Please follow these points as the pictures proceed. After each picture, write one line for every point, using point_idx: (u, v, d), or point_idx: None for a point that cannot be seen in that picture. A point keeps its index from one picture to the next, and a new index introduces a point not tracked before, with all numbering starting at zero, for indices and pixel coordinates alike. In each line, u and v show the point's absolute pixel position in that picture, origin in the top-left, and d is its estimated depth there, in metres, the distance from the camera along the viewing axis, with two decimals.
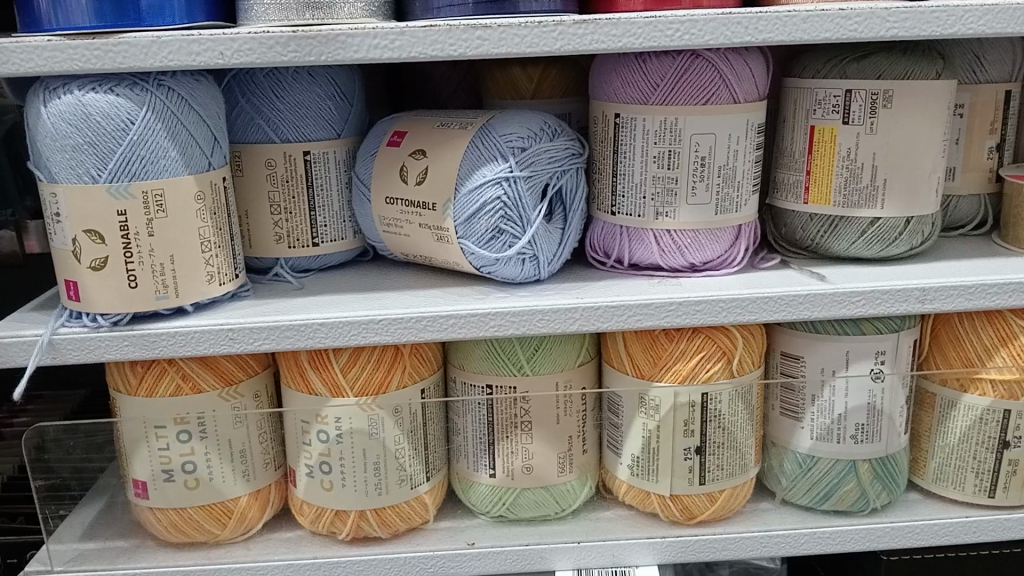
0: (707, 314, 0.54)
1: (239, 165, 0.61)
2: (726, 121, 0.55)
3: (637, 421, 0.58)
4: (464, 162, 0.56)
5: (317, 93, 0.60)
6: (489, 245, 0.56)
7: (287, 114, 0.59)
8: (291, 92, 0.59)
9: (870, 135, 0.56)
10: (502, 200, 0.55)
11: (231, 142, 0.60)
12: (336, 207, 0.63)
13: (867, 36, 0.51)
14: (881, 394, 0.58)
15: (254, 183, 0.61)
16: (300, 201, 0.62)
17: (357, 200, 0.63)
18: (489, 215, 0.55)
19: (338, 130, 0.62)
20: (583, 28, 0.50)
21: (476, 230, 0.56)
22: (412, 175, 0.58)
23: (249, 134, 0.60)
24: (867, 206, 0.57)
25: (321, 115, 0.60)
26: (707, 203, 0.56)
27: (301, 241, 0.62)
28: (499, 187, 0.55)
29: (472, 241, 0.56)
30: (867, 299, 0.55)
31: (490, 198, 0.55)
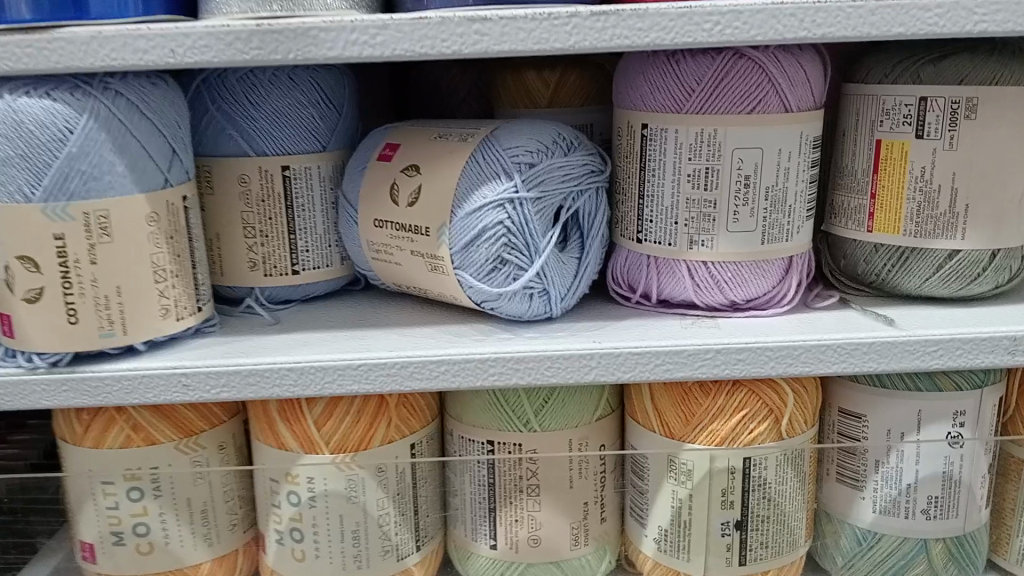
0: (750, 364, 0.45)
1: (208, 181, 0.53)
2: (775, 133, 0.46)
3: (665, 488, 0.49)
4: (462, 179, 0.47)
5: (299, 100, 0.52)
6: (489, 278, 0.47)
7: (263, 123, 0.51)
8: (267, 97, 0.51)
9: (949, 151, 0.46)
10: (504, 225, 0.46)
11: (200, 154, 0.53)
12: (320, 230, 0.55)
13: (951, 32, 0.42)
14: (959, 463, 0.48)
15: (226, 202, 0.53)
16: (278, 223, 0.54)
17: (344, 224, 0.55)
18: (490, 243, 0.46)
19: (324, 142, 0.54)
20: (602, 21, 0.41)
21: (475, 260, 0.47)
22: (403, 195, 0.50)
23: (220, 146, 0.52)
24: (945, 236, 0.47)
25: (304, 124, 0.52)
26: (752, 230, 0.47)
27: (279, 268, 0.54)
28: (502, 210, 0.46)
29: (471, 273, 0.48)
30: (945, 349, 0.45)
31: (491, 223, 0.46)
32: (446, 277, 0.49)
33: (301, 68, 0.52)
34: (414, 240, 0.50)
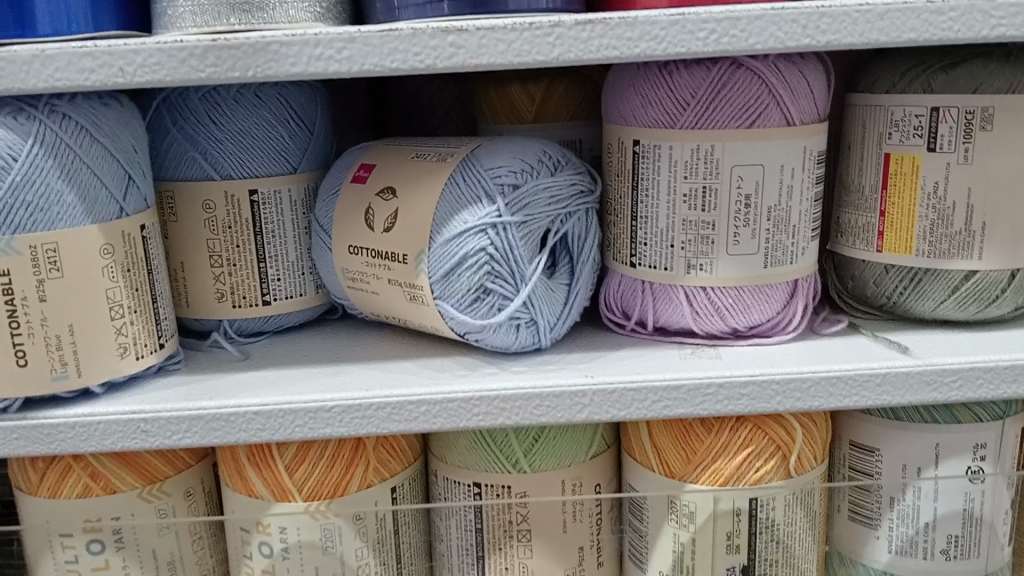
0: (755, 400, 0.42)
1: (171, 208, 0.50)
2: (777, 148, 0.42)
3: (666, 532, 0.46)
4: (441, 203, 0.44)
5: (266, 119, 0.48)
6: (472, 309, 0.44)
7: (228, 144, 0.48)
8: (232, 117, 0.47)
9: (963, 165, 0.43)
10: (488, 252, 0.43)
11: (162, 179, 0.49)
12: (292, 257, 0.52)
13: (965, 37, 0.39)
14: (980, 499, 0.45)
15: (190, 229, 0.50)
16: (247, 252, 0.50)
17: (318, 250, 0.51)
18: (472, 271, 0.43)
19: (294, 163, 0.50)
20: (588, 30, 0.38)
21: (456, 290, 0.44)
22: (379, 220, 0.46)
23: (183, 170, 0.49)
24: (960, 256, 0.44)
25: (272, 145, 0.49)
26: (754, 252, 0.44)
27: (248, 299, 0.51)
28: (484, 237, 0.43)
29: (452, 303, 0.44)
30: (964, 380, 0.42)
31: (473, 250, 0.43)
32: (426, 307, 0.45)
33: (268, 85, 0.48)
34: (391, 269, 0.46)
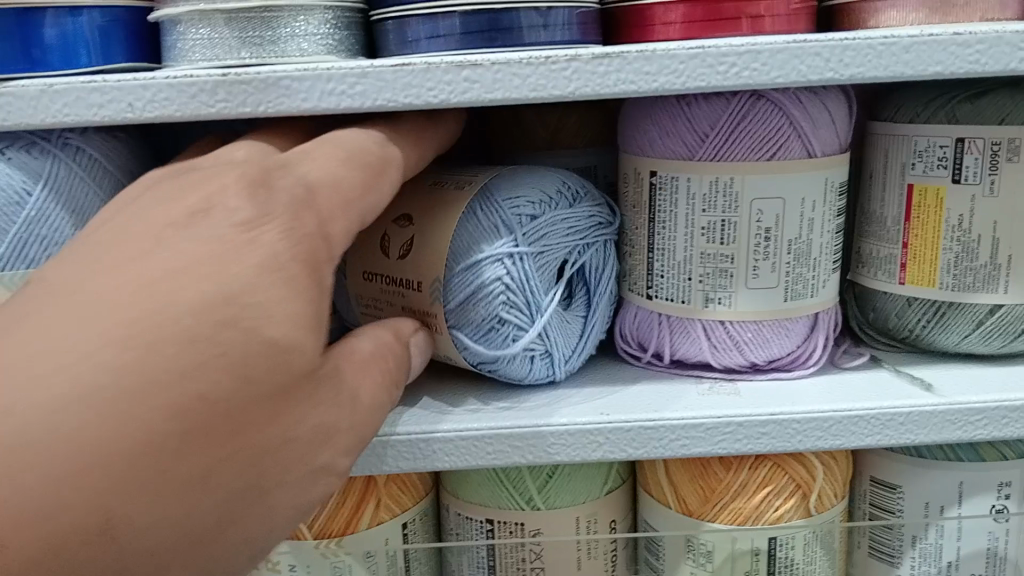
0: (775, 439, 0.41)
1: None
2: (797, 181, 0.41)
3: (683, 570, 0.45)
4: (460, 230, 0.43)
5: None
6: (487, 339, 0.43)
7: None
8: None
9: (989, 197, 0.42)
10: (503, 282, 0.42)
11: None
12: None
13: (993, 70, 0.38)
14: (1005, 538, 0.44)
15: None
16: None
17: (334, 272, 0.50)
18: (487, 302, 0.42)
19: None
20: (605, 64, 0.37)
21: (472, 319, 0.43)
22: (395, 247, 0.46)
23: None
24: (985, 290, 0.43)
25: None
26: (773, 286, 0.43)
27: None
28: (500, 267, 0.42)
29: (467, 332, 0.43)
30: (989, 418, 0.41)
31: (489, 280, 0.42)
32: (443, 338, 0.44)
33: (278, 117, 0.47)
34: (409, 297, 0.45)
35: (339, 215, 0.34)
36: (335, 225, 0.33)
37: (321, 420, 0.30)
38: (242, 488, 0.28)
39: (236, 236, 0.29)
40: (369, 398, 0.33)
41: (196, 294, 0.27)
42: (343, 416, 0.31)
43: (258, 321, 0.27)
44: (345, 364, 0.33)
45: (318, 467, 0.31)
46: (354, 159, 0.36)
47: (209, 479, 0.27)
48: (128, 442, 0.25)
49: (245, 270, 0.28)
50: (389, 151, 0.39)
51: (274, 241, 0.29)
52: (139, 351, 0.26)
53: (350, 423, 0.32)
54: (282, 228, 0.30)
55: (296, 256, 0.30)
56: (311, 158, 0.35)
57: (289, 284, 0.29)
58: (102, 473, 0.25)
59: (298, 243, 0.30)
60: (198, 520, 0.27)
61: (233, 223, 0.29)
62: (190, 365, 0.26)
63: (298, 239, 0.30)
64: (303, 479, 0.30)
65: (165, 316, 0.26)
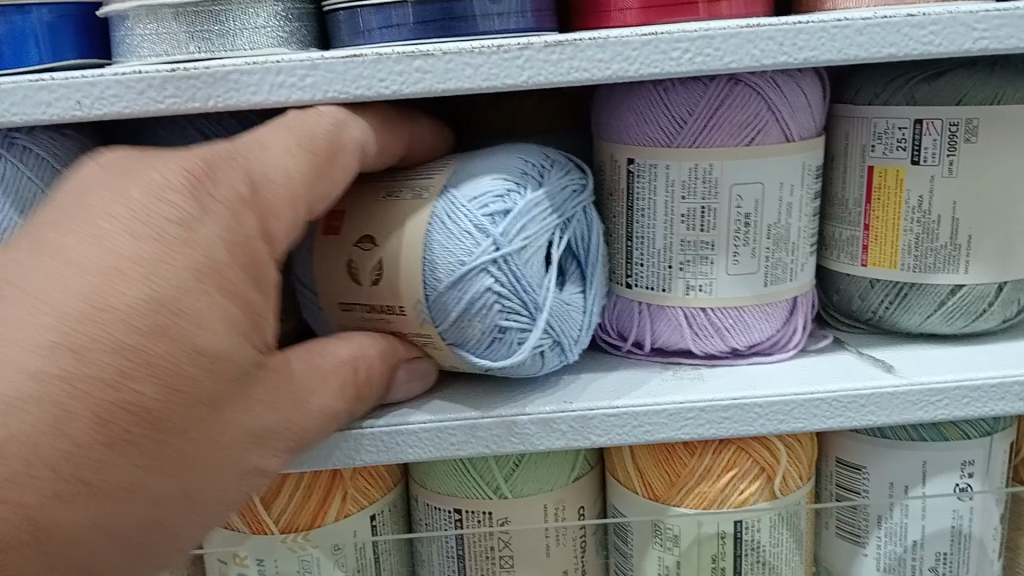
0: (738, 423, 0.41)
1: None
2: (777, 165, 0.41)
3: (650, 555, 0.45)
4: (431, 244, 0.40)
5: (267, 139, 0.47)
6: (490, 348, 0.41)
7: None
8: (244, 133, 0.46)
9: (949, 178, 0.42)
10: (494, 290, 0.39)
11: None
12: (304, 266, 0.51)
13: (948, 51, 0.38)
14: (969, 517, 0.44)
15: None
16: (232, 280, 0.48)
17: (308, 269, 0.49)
18: (480, 314, 0.39)
19: None
20: (558, 52, 0.37)
21: (470, 334, 0.40)
22: (364, 273, 0.42)
23: None
24: (945, 270, 0.43)
25: None
26: (754, 272, 0.43)
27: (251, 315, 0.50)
28: (486, 276, 0.39)
29: (470, 346, 0.41)
30: (951, 398, 0.41)
31: (478, 292, 0.39)
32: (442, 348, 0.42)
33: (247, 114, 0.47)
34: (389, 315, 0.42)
35: (284, 209, 0.35)
36: (275, 224, 0.35)
37: (260, 421, 0.34)
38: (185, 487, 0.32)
39: (176, 236, 0.31)
40: (322, 410, 0.37)
41: (127, 300, 0.29)
42: (301, 422, 0.36)
43: (191, 330, 0.30)
44: (303, 377, 0.37)
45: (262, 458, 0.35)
46: (308, 145, 0.36)
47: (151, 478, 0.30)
48: (56, 451, 0.28)
49: (183, 279, 0.30)
50: (361, 137, 0.39)
51: (214, 244, 0.31)
52: (69, 356, 0.28)
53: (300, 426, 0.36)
54: (223, 232, 0.32)
55: (235, 261, 0.32)
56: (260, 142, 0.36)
57: (225, 291, 0.32)
58: (31, 471, 0.28)
59: (239, 249, 0.32)
60: (133, 518, 0.31)
61: (170, 220, 0.31)
62: (115, 377, 0.29)
63: (235, 243, 0.32)
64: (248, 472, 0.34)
65: (103, 318, 0.29)
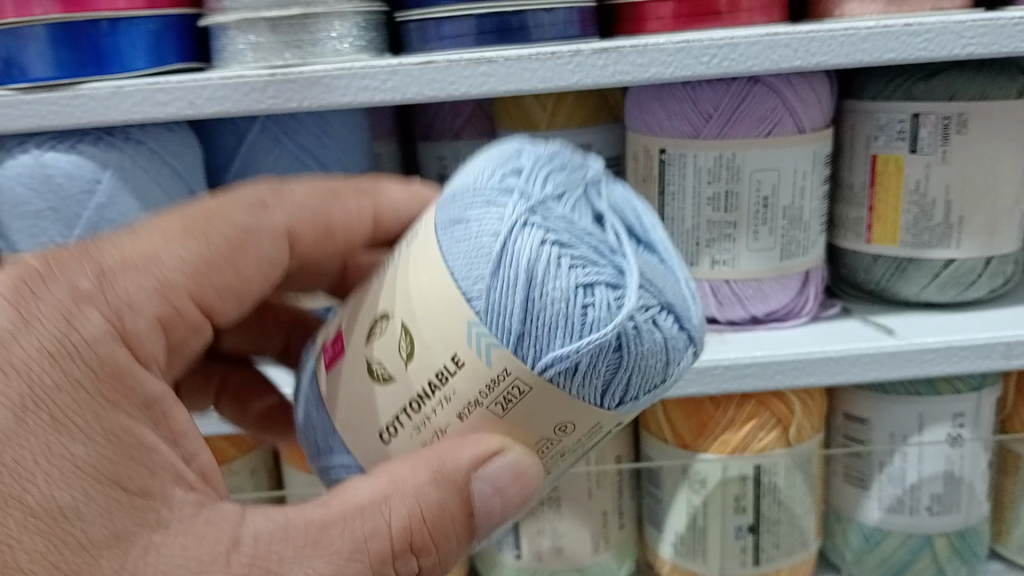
0: (758, 378, 0.47)
1: None
2: (791, 154, 0.47)
3: (681, 495, 0.51)
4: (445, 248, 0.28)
5: (360, 124, 0.54)
6: (582, 330, 0.25)
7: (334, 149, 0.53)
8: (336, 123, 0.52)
9: (943, 164, 0.48)
10: (554, 244, 0.26)
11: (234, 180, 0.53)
12: None
13: (940, 55, 0.44)
14: (960, 461, 0.51)
15: None
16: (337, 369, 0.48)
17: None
18: (551, 280, 0.25)
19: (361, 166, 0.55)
20: (603, 58, 0.43)
21: (549, 322, 0.26)
22: (388, 361, 0.30)
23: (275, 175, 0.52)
24: (940, 246, 0.49)
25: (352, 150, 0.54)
26: (772, 247, 0.49)
27: None
28: (536, 231, 0.26)
29: (557, 339, 0.26)
30: (943, 355, 0.47)
31: (534, 251, 0.26)
32: (545, 396, 0.27)
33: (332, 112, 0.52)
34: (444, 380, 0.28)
35: (151, 302, 0.31)
36: (140, 318, 0.30)
37: None
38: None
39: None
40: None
41: None
42: None
43: (19, 488, 0.26)
44: (273, 543, 0.28)
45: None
46: (198, 230, 0.32)
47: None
48: None
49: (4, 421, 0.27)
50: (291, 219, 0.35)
51: (37, 368, 0.28)
52: None
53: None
54: (53, 341, 0.28)
55: (83, 377, 0.28)
56: (137, 228, 0.32)
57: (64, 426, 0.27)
58: None
59: (83, 363, 0.28)
60: None
61: None
62: None
63: (81, 357, 0.28)
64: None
65: None
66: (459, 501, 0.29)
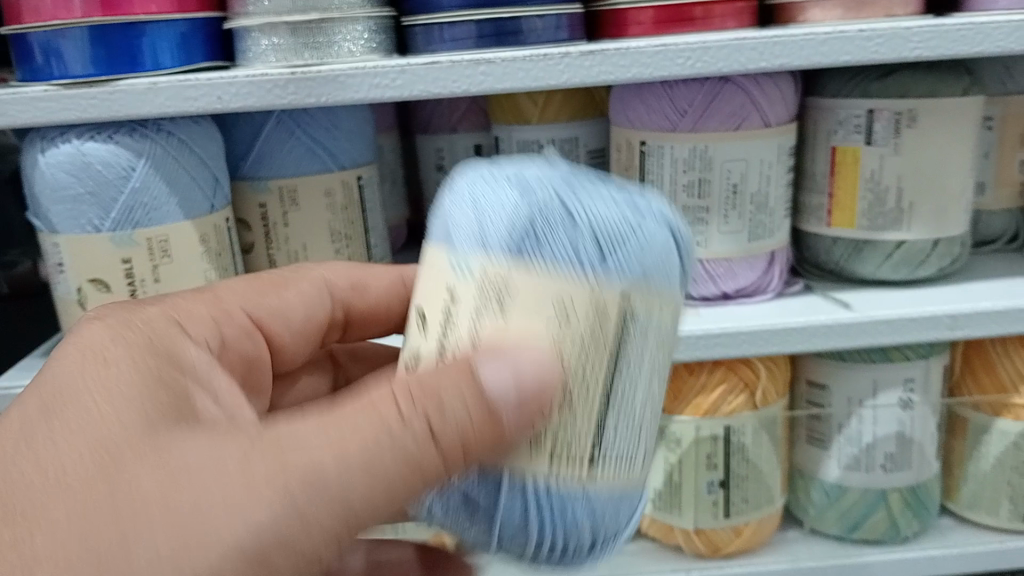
0: (728, 347, 0.52)
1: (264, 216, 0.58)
2: (758, 146, 0.53)
3: (658, 455, 0.57)
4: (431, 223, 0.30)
5: (363, 117, 0.60)
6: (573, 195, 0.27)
7: (343, 141, 0.58)
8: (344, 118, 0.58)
9: (894, 156, 0.53)
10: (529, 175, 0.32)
11: (252, 168, 0.57)
12: (382, 228, 0.63)
13: (891, 57, 0.49)
14: (912, 422, 0.56)
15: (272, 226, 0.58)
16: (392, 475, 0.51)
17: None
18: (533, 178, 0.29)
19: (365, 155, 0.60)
20: (590, 59, 0.48)
21: (541, 206, 0.27)
22: None
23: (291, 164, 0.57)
24: (893, 229, 0.55)
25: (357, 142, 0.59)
26: (741, 230, 0.54)
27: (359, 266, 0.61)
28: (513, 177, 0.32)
29: (560, 220, 0.26)
30: (894, 326, 0.53)
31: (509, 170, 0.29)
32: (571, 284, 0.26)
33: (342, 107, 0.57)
34: (445, 314, 0.28)
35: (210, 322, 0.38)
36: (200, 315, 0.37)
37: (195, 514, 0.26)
38: (163, 544, 0.26)
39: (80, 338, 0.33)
40: (324, 486, 0.27)
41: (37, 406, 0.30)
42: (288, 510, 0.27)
43: (86, 406, 0.29)
44: (280, 445, 0.27)
45: (252, 522, 0.26)
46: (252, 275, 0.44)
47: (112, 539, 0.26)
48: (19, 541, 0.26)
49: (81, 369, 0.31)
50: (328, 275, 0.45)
51: (112, 329, 0.33)
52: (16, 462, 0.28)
53: (322, 479, 0.27)
54: (125, 316, 0.34)
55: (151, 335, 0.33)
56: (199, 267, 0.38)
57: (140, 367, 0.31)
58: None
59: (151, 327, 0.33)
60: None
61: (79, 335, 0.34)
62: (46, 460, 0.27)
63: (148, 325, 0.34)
64: (267, 555, 0.26)
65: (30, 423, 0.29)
66: (479, 406, 0.27)
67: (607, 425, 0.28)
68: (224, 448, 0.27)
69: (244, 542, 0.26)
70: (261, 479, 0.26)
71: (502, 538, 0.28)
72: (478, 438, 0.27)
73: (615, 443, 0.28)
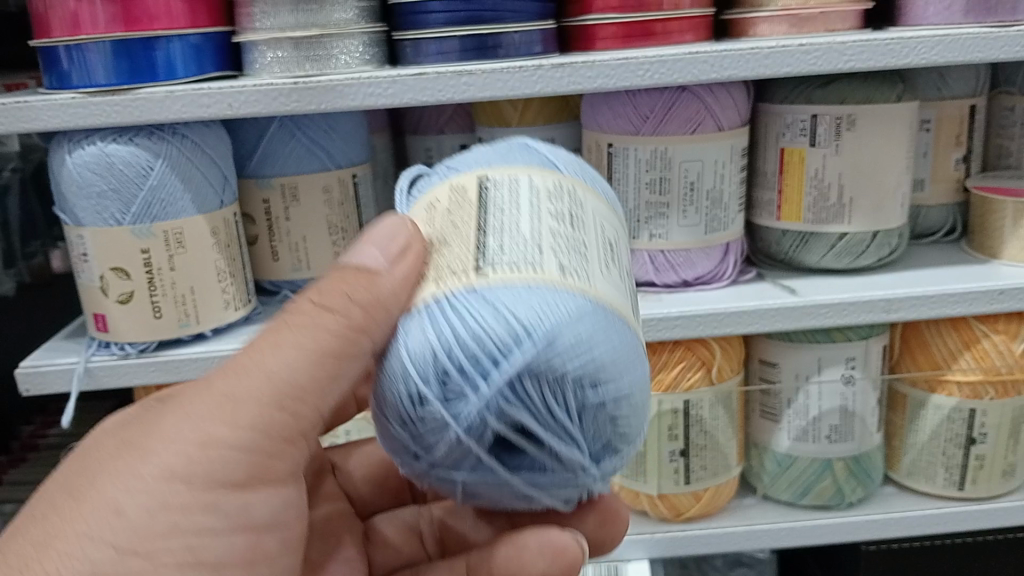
0: (685, 328, 0.58)
1: (268, 211, 0.64)
2: (714, 148, 0.59)
3: None
4: None
5: (359, 121, 0.66)
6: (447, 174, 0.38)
7: (341, 143, 0.64)
8: (341, 122, 0.63)
9: (836, 156, 0.60)
10: None
11: (257, 166, 0.63)
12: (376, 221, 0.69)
13: (826, 68, 0.55)
14: (853, 397, 0.62)
15: (276, 221, 0.64)
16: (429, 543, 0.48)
17: (478, 454, 0.30)
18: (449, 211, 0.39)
19: (360, 155, 0.66)
20: (560, 71, 0.54)
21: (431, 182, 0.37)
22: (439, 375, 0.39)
23: (292, 164, 0.63)
24: (835, 222, 0.61)
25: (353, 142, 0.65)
26: (698, 224, 0.60)
27: None
28: None
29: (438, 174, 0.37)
30: (835, 309, 0.59)
31: None
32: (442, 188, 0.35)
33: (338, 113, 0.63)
34: None
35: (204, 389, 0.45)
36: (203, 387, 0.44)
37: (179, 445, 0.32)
38: (156, 466, 0.32)
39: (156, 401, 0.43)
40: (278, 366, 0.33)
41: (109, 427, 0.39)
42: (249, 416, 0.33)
43: (105, 431, 0.36)
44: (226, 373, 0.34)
45: (227, 422, 0.33)
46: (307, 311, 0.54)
47: (118, 482, 0.32)
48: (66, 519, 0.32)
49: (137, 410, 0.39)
50: None
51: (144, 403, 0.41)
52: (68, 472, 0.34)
53: (266, 373, 0.33)
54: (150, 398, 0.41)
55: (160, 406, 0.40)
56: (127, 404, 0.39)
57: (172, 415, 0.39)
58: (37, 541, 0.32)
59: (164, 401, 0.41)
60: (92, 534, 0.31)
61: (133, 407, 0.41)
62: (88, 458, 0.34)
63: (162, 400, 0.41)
64: (255, 443, 0.33)
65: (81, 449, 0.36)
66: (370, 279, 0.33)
67: (485, 244, 0.31)
68: (184, 393, 0.34)
69: (226, 438, 0.33)
70: (218, 392, 0.33)
71: (425, 364, 0.29)
72: (365, 293, 0.32)
73: (502, 256, 0.30)
